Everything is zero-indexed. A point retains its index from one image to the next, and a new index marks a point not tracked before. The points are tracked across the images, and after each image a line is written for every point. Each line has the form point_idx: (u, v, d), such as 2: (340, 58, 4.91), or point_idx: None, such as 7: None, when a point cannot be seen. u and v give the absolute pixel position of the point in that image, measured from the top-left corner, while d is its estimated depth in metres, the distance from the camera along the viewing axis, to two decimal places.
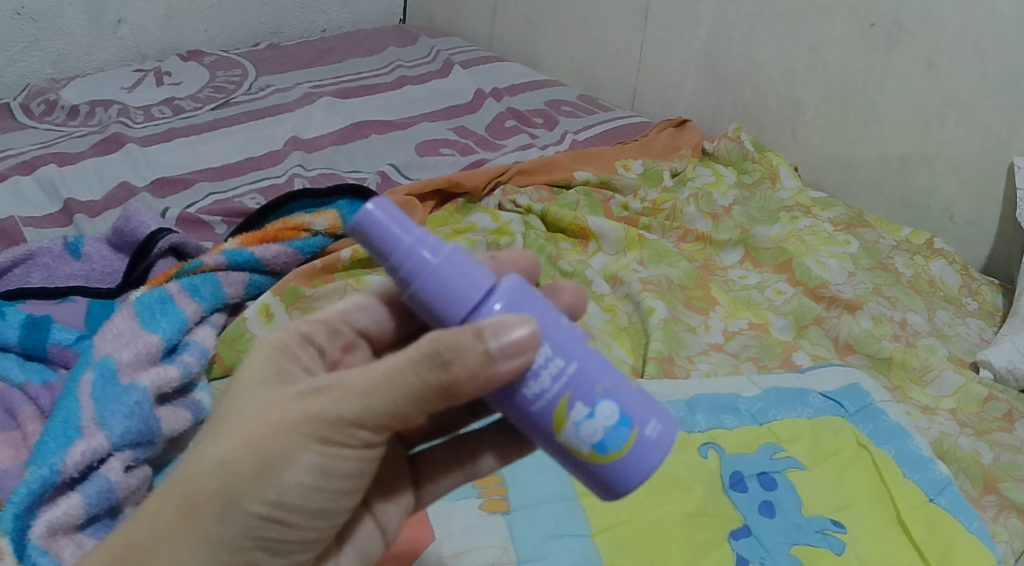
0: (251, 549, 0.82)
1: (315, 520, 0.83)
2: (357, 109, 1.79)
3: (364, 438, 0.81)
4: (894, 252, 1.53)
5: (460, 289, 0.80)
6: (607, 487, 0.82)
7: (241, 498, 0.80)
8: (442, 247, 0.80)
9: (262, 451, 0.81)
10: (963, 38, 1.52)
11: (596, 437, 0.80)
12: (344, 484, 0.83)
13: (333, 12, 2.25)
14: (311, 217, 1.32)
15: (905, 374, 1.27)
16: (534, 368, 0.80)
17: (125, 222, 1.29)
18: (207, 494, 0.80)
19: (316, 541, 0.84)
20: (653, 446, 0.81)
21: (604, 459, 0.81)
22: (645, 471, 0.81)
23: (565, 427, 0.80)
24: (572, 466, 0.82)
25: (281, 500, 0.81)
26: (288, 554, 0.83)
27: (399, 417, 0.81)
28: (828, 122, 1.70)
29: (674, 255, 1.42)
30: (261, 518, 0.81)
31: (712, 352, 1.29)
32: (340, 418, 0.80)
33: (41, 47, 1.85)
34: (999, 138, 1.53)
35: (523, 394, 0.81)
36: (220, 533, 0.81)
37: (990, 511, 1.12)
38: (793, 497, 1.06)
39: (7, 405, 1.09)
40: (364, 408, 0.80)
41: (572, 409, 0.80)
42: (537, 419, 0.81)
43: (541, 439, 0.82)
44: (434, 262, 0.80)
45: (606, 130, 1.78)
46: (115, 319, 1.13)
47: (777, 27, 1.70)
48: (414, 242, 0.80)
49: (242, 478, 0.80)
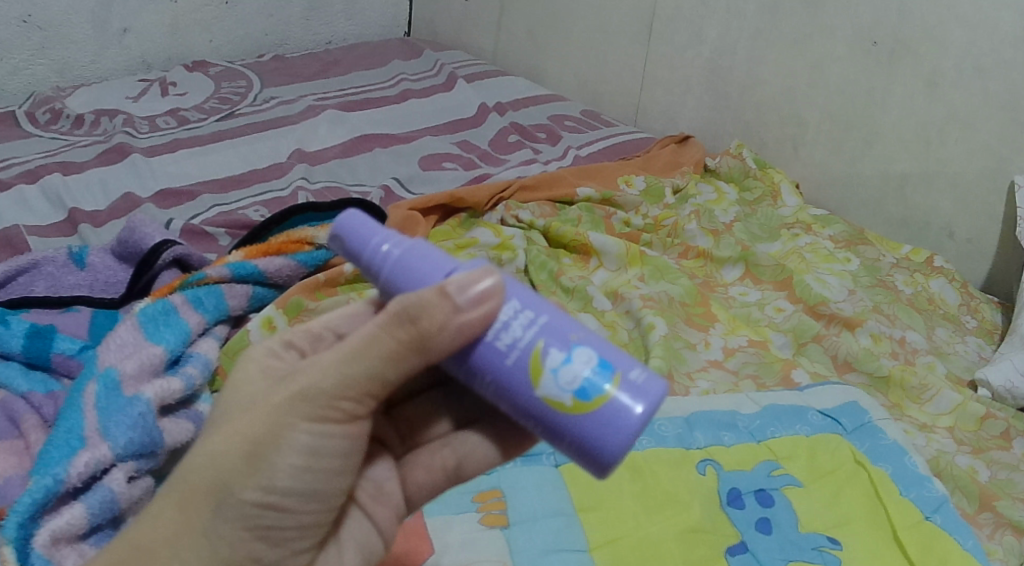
0: (250, 540, 0.82)
1: (310, 503, 0.83)
2: (360, 122, 1.80)
3: (346, 410, 0.82)
4: (894, 270, 1.54)
5: (424, 273, 0.83)
6: (596, 442, 0.80)
7: (234, 488, 0.81)
8: (406, 240, 0.84)
9: (250, 439, 0.81)
10: (966, 56, 1.53)
11: (575, 382, 0.80)
12: (338, 462, 0.83)
13: (338, 24, 2.26)
14: (315, 230, 1.33)
15: (903, 393, 1.28)
16: (504, 320, 0.82)
17: (130, 233, 1.30)
18: (202, 487, 0.82)
19: (313, 526, 0.85)
20: (640, 391, 0.80)
21: (588, 407, 0.80)
22: (633, 417, 0.80)
23: (543, 377, 0.81)
24: (558, 426, 0.81)
25: (272, 484, 0.81)
26: (287, 542, 0.84)
27: (380, 381, 0.82)
28: (830, 139, 1.71)
29: (674, 272, 1.43)
30: (256, 505, 0.82)
31: (711, 369, 1.29)
32: (321, 392, 0.81)
33: (47, 55, 1.86)
34: (999, 157, 1.54)
35: (496, 349, 0.81)
36: (217, 525, 0.82)
37: (986, 529, 1.13)
38: (789, 514, 1.06)
39: (11, 413, 1.10)
40: (343, 376, 0.81)
41: (547, 356, 0.81)
42: (513, 375, 0.81)
43: (520, 397, 0.81)
44: (396, 253, 0.84)
45: (608, 145, 1.79)
46: (119, 330, 1.13)
47: (781, 45, 1.72)
48: (378, 239, 0.84)
49: (232, 466, 0.81)
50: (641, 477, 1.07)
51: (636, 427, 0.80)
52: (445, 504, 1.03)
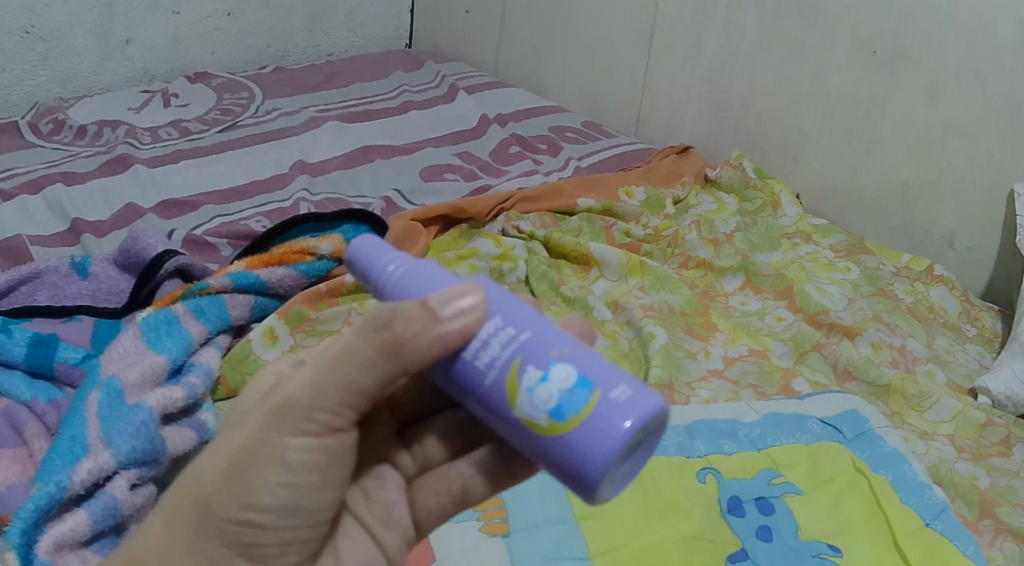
0: (233, 556, 0.79)
1: (290, 519, 0.79)
2: (362, 134, 1.80)
3: (322, 421, 0.78)
4: (894, 279, 1.54)
5: (424, 291, 0.81)
6: (575, 465, 0.76)
7: (214, 504, 0.79)
8: (411, 261, 0.83)
9: (230, 454, 0.79)
10: (966, 65, 1.53)
11: (551, 402, 0.76)
12: (317, 477, 0.79)
13: (341, 36, 2.27)
14: (316, 241, 1.33)
15: (903, 401, 1.28)
16: (483, 337, 0.79)
17: (132, 243, 1.30)
18: (186, 502, 0.80)
19: (296, 543, 0.80)
20: (619, 410, 0.76)
21: (563, 428, 0.76)
22: (611, 439, 0.75)
23: (519, 396, 0.77)
24: (536, 447, 0.78)
25: (252, 501, 0.78)
26: (271, 559, 0.80)
27: (355, 390, 0.78)
28: (830, 149, 1.71)
29: (675, 282, 1.43)
30: (235, 522, 0.78)
31: (712, 379, 1.29)
32: (297, 405, 0.78)
33: (49, 66, 1.87)
34: (999, 165, 1.54)
35: (474, 367, 0.79)
36: (200, 541, 0.79)
37: (986, 536, 1.13)
38: (790, 521, 1.06)
39: (15, 422, 1.10)
40: (318, 388, 0.78)
41: (524, 374, 0.77)
42: (491, 394, 0.78)
43: (500, 418, 0.78)
44: (398, 272, 0.82)
45: (610, 156, 1.80)
46: (121, 340, 1.14)
47: (781, 56, 1.72)
48: (384, 260, 0.83)
49: (212, 485, 0.79)
50: (643, 486, 1.07)
51: (614, 450, 0.75)
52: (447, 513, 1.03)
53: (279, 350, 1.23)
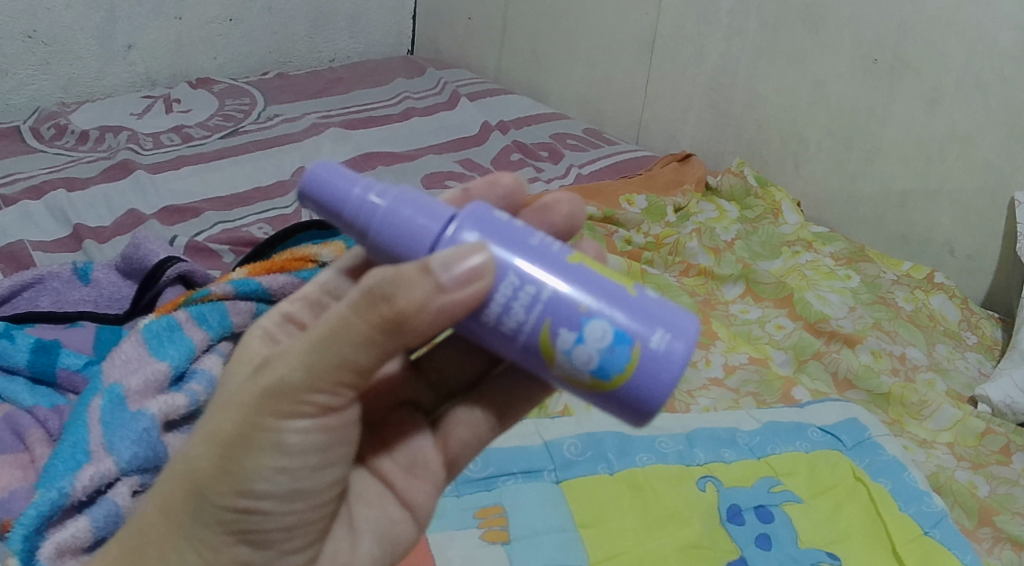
0: (235, 543, 0.81)
1: (290, 504, 0.81)
2: (363, 140, 1.81)
3: (318, 403, 0.79)
4: (894, 287, 1.54)
5: (417, 226, 0.81)
6: (625, 412, 0.81)
7: (206, 493, 0.80)
8: (391, 190, 0.82)
9: (222, 441, 0.79)
10: (967, 73, 1.54)
11: (592, 361, 0.79)
12: (313, 459, 0.80)
13: (342, 43, 2.28)
14: (317, 249, 1.33)
15: (903, 409, 1.28)
16: (504, 302, 0.79)
17: (134, 249, 1.30)
18: (178, 493, 0.80)
19: (299, 526, 0.83)
20: (660, 359, 0.79)
21: (605, 384, 0.80)
22: (658, 386, 0.79)
23: (557, 358, 0.79)
24: (583, 397, 0.81)
25: (249, 488, 0.79)
26: (274, 544, 0.82)
27: (350, 367, 0.77)
28: (831, 156, 1.71)
29: (676, 289, 1.44)
30: (233, 510, 0.80)
31: (712, 387, 1.29)
32: (289, 387, 0.78)
33: (51, 71, 1.88)
34: (999, 172, 1.55)
35: (502, 331, 0.80)
36: (197, 530, 0.81)
37: (985, 544, 1.13)
38: (789, 529, 1.06)
39: (16, 428, 1.10)
40: (311, 369, 0.77)
41: (557, 337, 0.79)
42: (526, 355, 0.80)
43: (539, 373, 0.81)
44: (385, 204, 0.82)
45: (611, 163, 1.80)
46: (123, 346, 1.14)
47: (782, 64, 1.73)
48: (361, 192, 0.82)
49: (205, 474, 0.79)
50: (641, 494, 1.07)
51: (662, 395, 0.79)
52: (447, 519, 1.03)
53: None
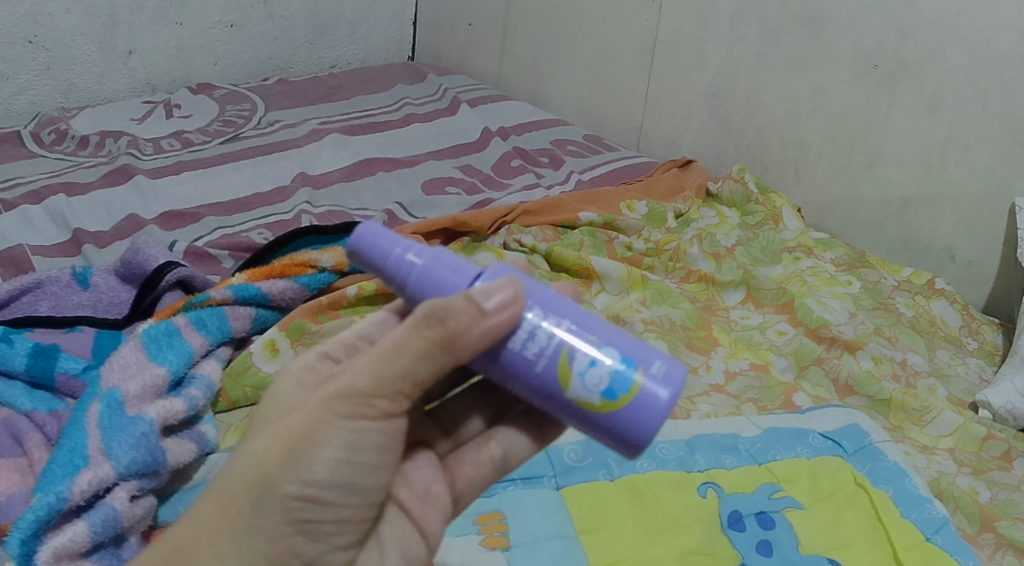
0: (291, 534, 0.84)
1: (349, 496, 0.85)
2: (364, 146, 1.81)
3: (380, 408, 0.84)
4: (895, 293, 1.54)
5: (449, 283, 0.88)
6: (627, 436, 0.86)
7: (275, 482, 0.83)
8: (427, 250, 0.89)
9: (290, 435, 0.83)
10: (968, 78, 1.54)
11: (603, 384, 0.85)
12: (374, 457, 0.85)
13: (343, 49, 2.28)
14: (317, 254, 1.33)
15: (905, 415, 1.28)
16: (529, 330, 0.86)
17: (133, 254, 1.30)
18: (244, 488, 0.83)
19: (353, 521, 0.86)
20: (660, 384, 0.86)
21: (615, 405, 0.85)
22: (657, 411, 0.85)
23: (572, 381, 0.86)
24: (589, 423, 0.87)
25: (311, 478, 0.83)
26: (327, 537, 0.85)
27: (412, 380, 0.84)
28: (832, 162, 1.71)
29: (676, 296, 1.43)
30: (296, 498, 0.83)
31: (713, 393, 1.29)
32: (356, 391, 0.83)
33: (52, 76, 1.88)
34: (1000, 178, 1.55)
35: (523, 356, 0.86)
36: (258, 521, 0.83)
37: (986, 550, 1.13)
38: (790, 535, 1.06)
39: (14, 431, 1.10)
40: (377, 377, 0.83)
41: (573, 360, 0.86)
42: (543, 380, 0.86)
43: (552, 399, 0.87)
44: (421, 263, 0.88)
45: (611, 170, 1.80)
46: (121, 350, 1.14)
47: (782, 70, 1.73)
48: (400, 250, 0.89)
49: (271, 464, 0.83)
50: (642, 500, 1.07)
51: (660, 420, 0.85)
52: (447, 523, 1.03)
53: (280, 362, 1.23)
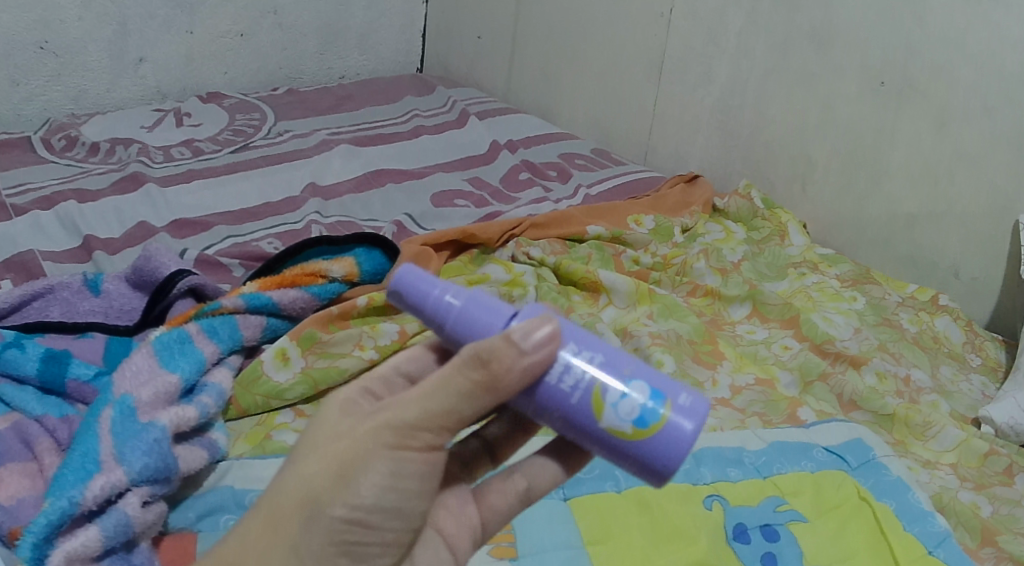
0: (337, 555, 0.85)
1: (392, 520, 0.85)
2: (374, 157, 1.83)
3: (424, 441, 0.85)
4: (899, 309, 1.55)
5: (486, 323, 0.88)
6: (658, 464, 0.86)
7: (323, 505, 0.84)
8: (465, 291, 0.89)
9: (339, 461, 0.84)
10: (975, 97, 1.55)
11: (635, 412, 0.86)
12: (418, 485, 0.85)
13: (353, 60, 2.30)
14: (328, 264, 1.35)
15: (908, 430, 1.29)
16: (563, 363, 0.87)
17: (145, 262, 1.32)
18: (292, 505, 0.84)
19: (396, 545, 0.86)
20: (688, 413, 0.86)
21: (648, 433, 0.86)
22: (687, 439, 0.86)
23: (605, 411, 0.86)
24: (621, 452, 0.87)
25: (355, 501, 0.84)
26: (371, 558, 0.86)
27: (457, 417, 0.84)
28: (839, 179, 1.72)
29: (683, 311, 1.44)
30: (343, 521, 0.84)
31: (719, 407, 1.29)
32: (404, 422, 0.84)
33: (62, 82, 1.90)
34: (1007, 196, 1.56)
35: (559, 388, 0.86)
36: (306, 541, 0.84)
37: (987, 563, 1.14)
38: (795, 548, 1.07)
39: (26, 436, 1.11)
40: (426, 411, 0.84)
41: (606, 391, 0.86)
42: (577, 411, 0.86)
43: (585, 430, 0.87)
44: (458, 304, 0.88)
45: (619, 184, 1.81)
46: (134, 357, 1.15)
47: (790, 86, 1.74)
48: (439, 291, 0.89)
49: (320, 484, 0.84)
50: (649, 511, 1.08)
51: (690, 448, 0.86)
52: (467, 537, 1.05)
53: (291, 371, 1.24)
